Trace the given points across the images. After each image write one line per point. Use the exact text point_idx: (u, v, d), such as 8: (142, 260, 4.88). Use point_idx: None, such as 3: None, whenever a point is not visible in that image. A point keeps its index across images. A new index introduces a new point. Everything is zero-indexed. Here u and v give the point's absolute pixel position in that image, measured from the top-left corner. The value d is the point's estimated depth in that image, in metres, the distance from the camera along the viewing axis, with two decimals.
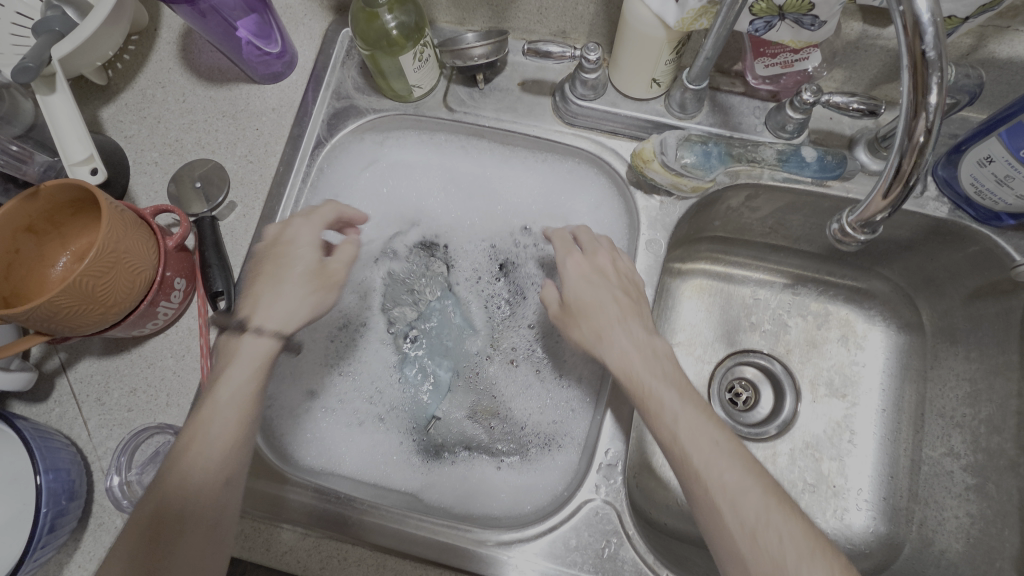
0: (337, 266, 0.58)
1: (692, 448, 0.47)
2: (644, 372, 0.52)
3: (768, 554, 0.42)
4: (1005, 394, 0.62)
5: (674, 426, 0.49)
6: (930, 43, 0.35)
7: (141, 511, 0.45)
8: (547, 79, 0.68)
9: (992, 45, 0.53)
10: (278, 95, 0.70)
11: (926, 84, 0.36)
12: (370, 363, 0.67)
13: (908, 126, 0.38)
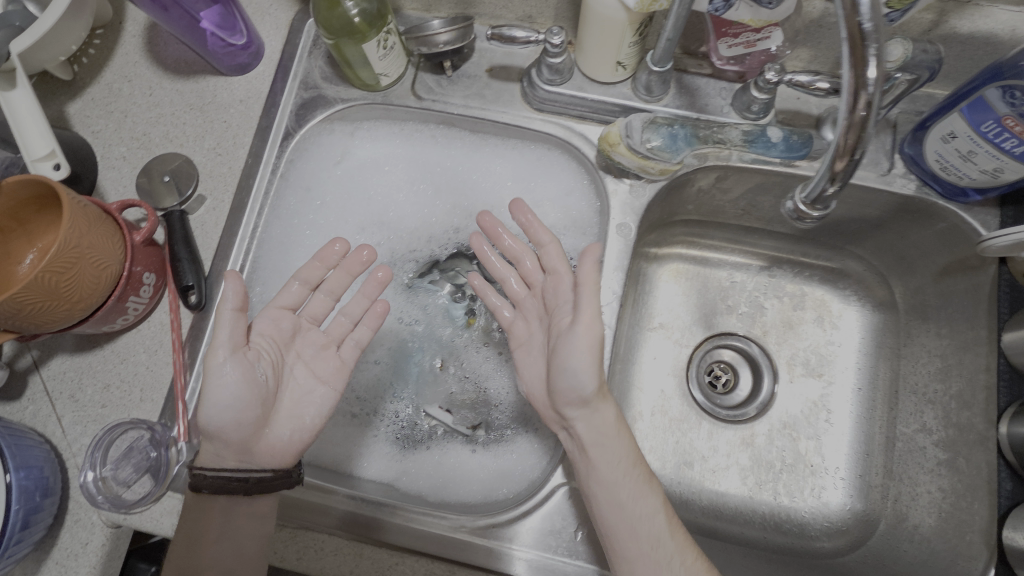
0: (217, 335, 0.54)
1: (648, 537, 0.51)
2: (620, 441, 0.55)
3: None
4: (974, 368, 0.61)
5: (652, 505, 0.53)
6: (866, 15, 0.35)
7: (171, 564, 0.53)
8: (514, 64, 0.68)
9: (954, 20, 0.53)
10: (244, 87, 0.69)
11: (864, 57, 0.36)
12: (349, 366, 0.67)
13: (853, 98, 0.38)
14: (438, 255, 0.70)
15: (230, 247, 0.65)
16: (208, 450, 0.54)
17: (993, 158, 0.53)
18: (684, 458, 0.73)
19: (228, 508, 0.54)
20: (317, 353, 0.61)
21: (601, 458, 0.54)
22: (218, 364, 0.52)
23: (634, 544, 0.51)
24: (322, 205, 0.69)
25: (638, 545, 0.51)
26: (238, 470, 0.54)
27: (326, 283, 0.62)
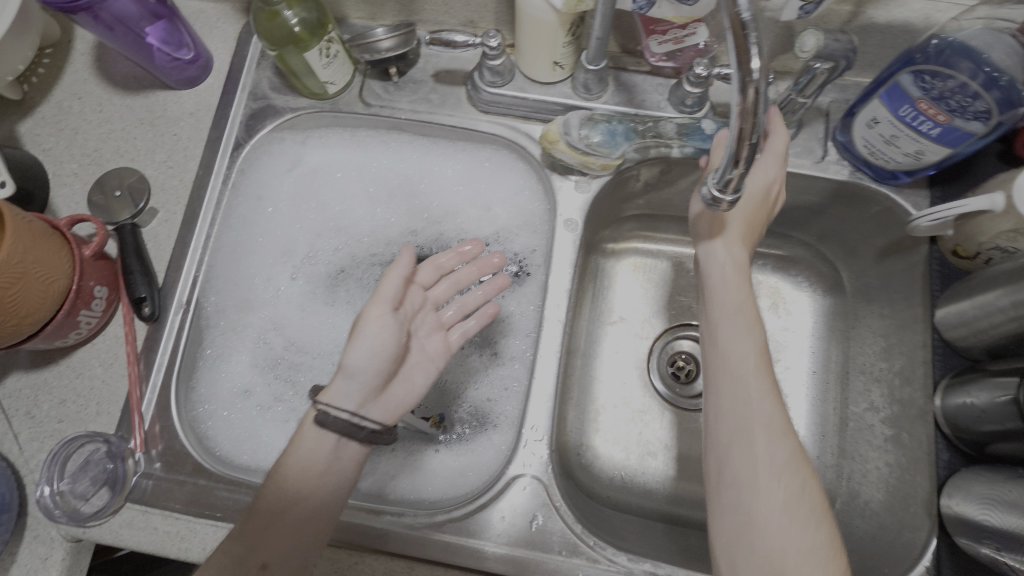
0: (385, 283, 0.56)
1: (743, 382, 0.53)
2: (736, 287, 0.57)
3: (772, 481, 0.49)
4: (913, 345, 0.62)
5: (747, 359, 0.54)
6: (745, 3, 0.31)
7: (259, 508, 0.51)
8: (459, 68, 0.69)
9: (871, 10, 0.56)
10: (194, 100, 0.70)
11: (747, 46, 0.32)
12: (317, 368, 0.66)
13: (741, 83, 0.33)
14: (399, 256, 0.70)
15: (183, 258, 0.65)
16: (336, 388, 0.54)
17: (915, 142, 0.54)
18: (647, 448, 0.74)
19: (320, 463, 0.52)
20: (431, 333, 0.60)
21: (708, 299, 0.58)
22: (373, 318, 0.55)
23: (728, 383, 0.54)
24: (275, 214, 0.70)
25: (730, 386, 0.54)
26: (358, 415, 0.54)
27: (457, 272, 0.63)
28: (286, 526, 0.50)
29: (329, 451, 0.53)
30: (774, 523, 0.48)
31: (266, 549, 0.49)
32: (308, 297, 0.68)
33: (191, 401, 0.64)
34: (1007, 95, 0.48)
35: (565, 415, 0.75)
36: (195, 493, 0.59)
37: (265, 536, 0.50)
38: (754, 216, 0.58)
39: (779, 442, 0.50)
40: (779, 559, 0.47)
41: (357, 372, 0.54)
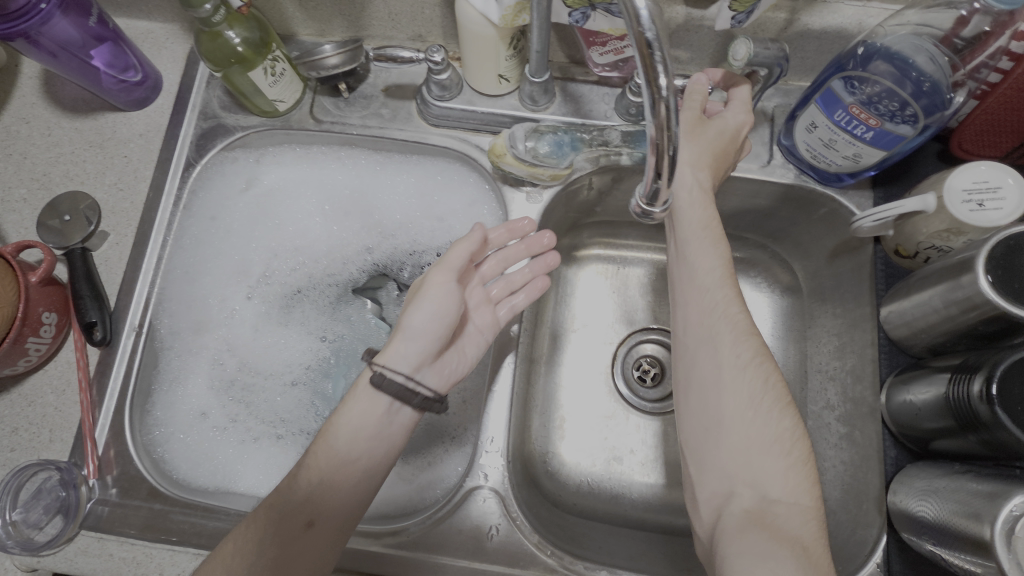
0: (451, 254, 0.56)
1: (707, 287, 0.55)
2: (700, 206, 0.56)
3: (735, 380, 0.51)
4: (863, 343, 0.63)
5: (710, 272, 0.55)
6: (647, 24, 0.32)
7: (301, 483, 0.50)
8: (409, 82, 0.69)
9: (805, 17, 0.57)
10: (144, 121, 0.70)
11: (653, 66, 0.33)
12: (269, 389, 0.66)
13: (652, 98, 0.35)
14: (356, 277, 0.70)
15: (135, 281, 0.65)
16: (394, 350, 0.54)
17: (851, 145, 0.55)
18: (613, 453, 0.75)
19: (367, 428, 0.53)
20: (480, 307, 0.61)
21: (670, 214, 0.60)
22: (437, 286, 0.55)
23: (694, 291, 0.55)
24: (229, 233, 0.69)
25: (693, 291, 0.55)
26: (411, 379, 0.54)
27: (504, 247, 0.63)
28: (334, 497, 0.50)
29: (378, 415, 0.53)
30: (740, 415, 0.50)
31: (311, 508, 0.49)
32: (263, 316, 0.68)
33: (146, 425, 0.63)
34: (931, 100, 0.51)
35: (530, 423, 0.75)
36: (149, 518, 0.58)
37: (316, 498, 0.49)
38: (723, 149, 0.56)
39: (743, 342, 0.52)
40: (744, 449, 0.49)
41: (418, 336, 0.54)
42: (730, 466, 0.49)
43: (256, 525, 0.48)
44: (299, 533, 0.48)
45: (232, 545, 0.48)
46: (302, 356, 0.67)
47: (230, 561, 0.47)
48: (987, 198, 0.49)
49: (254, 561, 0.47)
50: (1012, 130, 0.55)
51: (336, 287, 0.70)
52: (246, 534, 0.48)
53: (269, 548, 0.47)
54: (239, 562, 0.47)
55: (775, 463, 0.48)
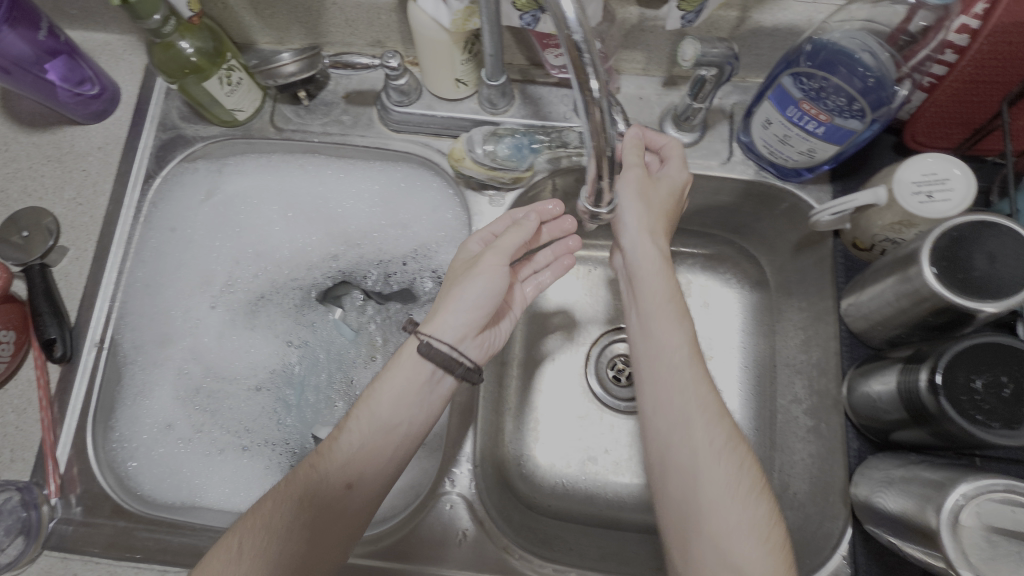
0: (507, 237, 0.56)
1: (676, 370, 0.54)
2: (661, 277, 0.57)
3: (709, 463, 0.50)
4: (827, 336, 0.63)
5: (675, 350, 0.54)
6: (575, 28, 0.33)
7: (347, 440, 0.53)
8: (369, 89, 0.69)
9: (757, 14, 0.57)
10: (103, 134, 0.69)
11: (583, 68, 0.34)
12: (235, 395, 0.65)
13: (585, 102, 0.36)
14: (318, 283, 0.70)
15: (95, 296, 0.65)
16: (442, 320, 0.55)
17: (806, 140, 0.56)
18: (587, 453, 0.74)
19: (408, 396, 0.55)
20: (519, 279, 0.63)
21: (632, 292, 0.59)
22: (485, 268, 0.55)
23: (660, 366, 0.55)
24: (192, 243, 0.69)
25: (658, 371, 0.54)
26: (456, 350, 0.55)
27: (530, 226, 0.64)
28: (378, 462, 0.53)
29: (423, 379, 0.55)
30: (716, 501, 0.49)
31: (352, 470, 0.52)
32: (228, 323, 0.67)
33: (109, 441, 0.63)
34: (877, 96, 0.52)
35: (503, 426, 0.74)
36: (114, 536, 0.57)
37: (359, 459, 0.52)
38: (670, 208, 0.59)
39: (716, 423, 0.51)
40: (725, 538, 0.48)
41: (468, 311, 0.55)
42: (714, 554, 0.47)
43: (298, 484, 0.50)
44: (340, 493, 0.51)
45: (275, 499, 0.50)
46: (266, 359, 0.67)
47: (272, 513, 0.49)
48: (936, 190, 0.49)
49: (292, 521, 0.49)
50: (963, 122, 0.56)
51: (301, 292, 0.69)
52: (288, 491, 0.50)
53: (310, 505, 0.50)
54: (280, 516, 0.49)
55: (758, 548, 0.47)
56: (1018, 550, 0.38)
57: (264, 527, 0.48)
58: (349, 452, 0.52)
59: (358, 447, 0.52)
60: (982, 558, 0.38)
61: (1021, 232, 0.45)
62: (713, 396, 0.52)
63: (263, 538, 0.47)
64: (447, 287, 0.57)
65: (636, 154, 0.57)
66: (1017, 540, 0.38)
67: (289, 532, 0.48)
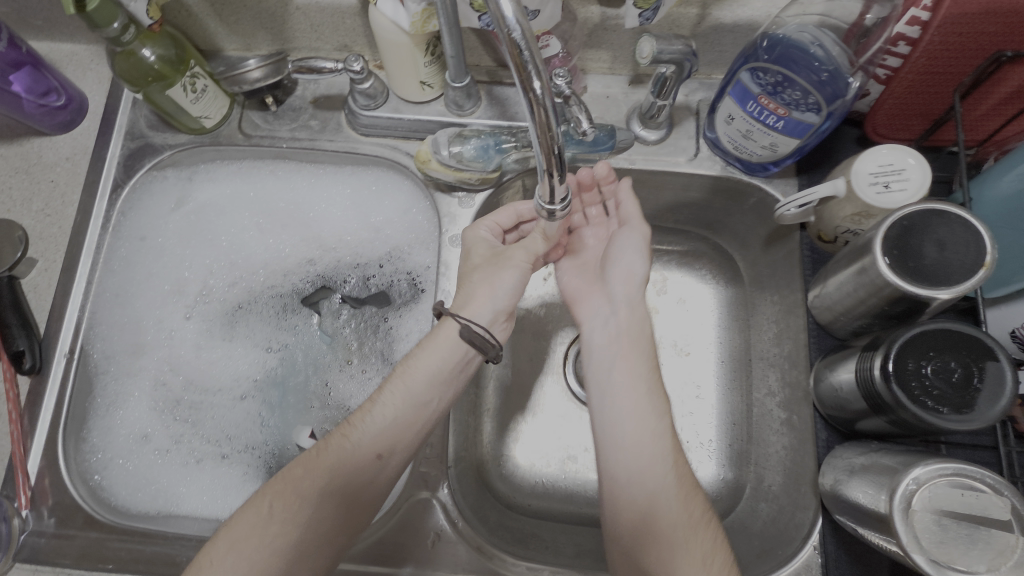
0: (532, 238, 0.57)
1: (651, 438, 0.52)
2: (645, 343, 0.57)
3: (683, 541, 0.48)
4: (797, 329, 0.63)
5: (658, 420, 0.53)
6: (514, 28, 0.35)
7: (387, 406, 0.53)
8: (337, 93, 0.69)
9: (716, 11, 0.58)
10: (70, 144, 0.69)
11: (523, 65, 0.36)
12: (217, 404, 0.65)
13: (529, 101, 0.38)
14: (297, 289, 0.69)
15: (65, 306, 0.65)
16: (477, 305, 0.56)
17: (767, 135, 0.56)
18: (567, 452, 0.71)
19: (439, 374, 0.55)
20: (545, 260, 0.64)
21: (613, 355, 0.58)
22: (515, 261, 0.57)
23: (638, 431, 0.53)
24: (164, 251, 0.68)
25: (636, 438, 0.53)
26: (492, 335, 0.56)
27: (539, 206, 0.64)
28: (411, 431, 0.54)
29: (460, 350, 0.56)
30: None
31: (382, 442, 0.52)
32: (205, 334, 0.67)
33: (81, 452, 0.62)
34: (833, 89, 0.52)
35: (481, 426, 0.71)
36: (85, 547, 0.57)
37: (392, 430, 0.53)
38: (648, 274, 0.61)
39: (691, 500, 0.50)
40: None
41: (502, 297, 0.57)
42: None
43: (328, 456, 0.51)
44: (369, 464, 0.52)
45: (307, 466, 0.51)
46: (248, 368, 0.66)
47: (304, 479, 0.50)
48: (892, 180, 0.50)
49: (326, 486, 0.50)
50: (922, 113, 0.57)
51: (275, 296, 0.69)
52: (319, 458, 0.51)
53: (342, 473, 0.51)
54: (309, 485, 0.50)
55: None
56: (967, 533, 0.40)
57: (295, 492, 0.50)
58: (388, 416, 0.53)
59: (395, 414, 0.53)
60: (933, 542, 0.40)
61: (969, 218, 0.45)
62: (686, 469, 0.52)
63: (294, 504, 0.49)
64: (473, 273, 0.58)
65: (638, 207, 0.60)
66: (967, 523, 0.40)
67: (320, 498, 0.50)
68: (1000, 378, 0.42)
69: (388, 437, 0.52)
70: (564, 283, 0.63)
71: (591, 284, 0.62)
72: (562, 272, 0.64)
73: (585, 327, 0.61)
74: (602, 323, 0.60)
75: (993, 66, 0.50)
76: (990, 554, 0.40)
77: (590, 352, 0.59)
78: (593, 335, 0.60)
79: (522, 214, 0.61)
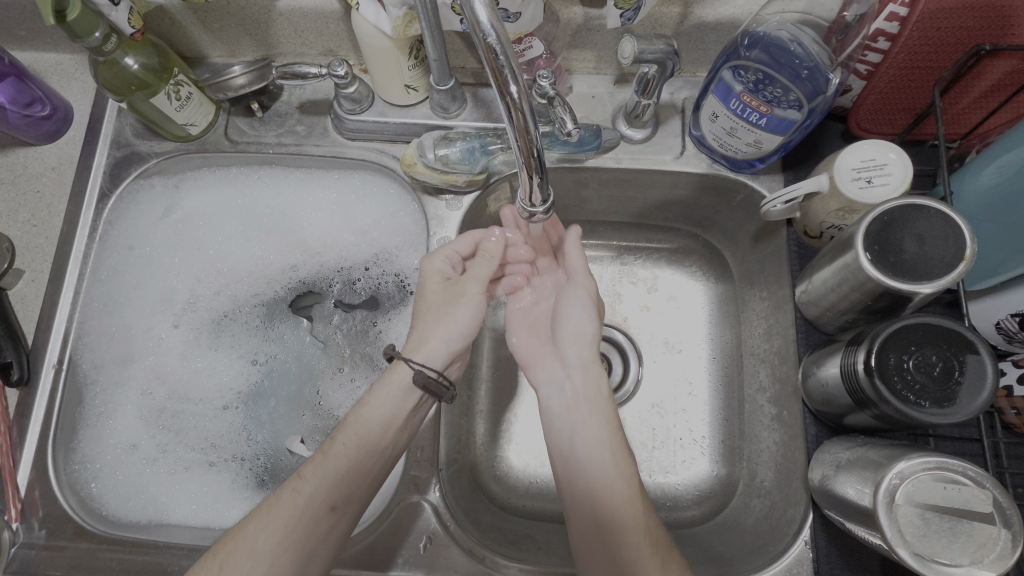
0: (470, 280, 0.60)
1: (618, 503, 0.51)
2: (603, 405, 0.57)
3: None
4: (785, 324, 0.63)
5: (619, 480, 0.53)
6: (490, 32, 0.35)
7: (339, 452, 0.53)
8: (323, 98, 0.69)
9: (699, 10, 0.58)
10: (56, 154, 0.69)
11: (500, 69, 0.36)
12: (201, 414, 0.65)
13: (506, 105, 0.38)
14: (281, 296, 0.69)
15: (53, 317, 0.65)
16: (432, 347, 0.57)
17: (751, 132, 0.56)
18: None
19: (391, 419, 0.55)
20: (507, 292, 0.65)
21: (572, 420, 0.57)
22: (470, 297, 0.59)
23: (599, 497, 0.52)
24: (150, 260, 0.68)
25: (600, 488, 0.52)
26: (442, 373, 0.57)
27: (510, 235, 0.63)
28: (366, 483, 0.53)
29: (409, 395, 0.56)
30: None
31: (333, 492, 0.51)
32: (191, 343, 0.67)
33: (71, 462, 0.62)
34: (814, 85, 0.53)
35: (473, 428, 0.71)
36: (76, 557, 0.57)
37: (345, 481, 0.52)
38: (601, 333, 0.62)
39: (663, 560, 0.49)
40: None
41: (456, 341, 0.58)
42: None
43: (282, 508, 0.50)
44: (323, 516, 0.51)
45: (257, 522, 0.50)
46: (232, 378, 0.66)
47: (256, 540, 0.49)
48: (875, 175, 0.51)
49: (283, 539, 0.49)
50: (904, 108, 0.57)
51: (262, 302, 0.69)
52: (270, 514, 0.50)
53: (294, 527, 0.49)
54: (262, 542, 0.49)
55: None
56: (949, 525, 0.40)
57: (246, 555, 0.48)
58: (344, 465, 0.52)
59: (350, 462, 0.52)
60: (917, 536, 0.40)
61: (949, 213, 0.46)
62: (656, 529, 0.51)
63: (245, 569, 0.47)
64: (429, 313, 0.59)
65: (583, 261, 0.62)
66: (949, 516, 0.40)
67: (274, 557, 0.48)
68: (981, 372, 0.43)
69: (341, 489, 0.52)
70: (516, 348, 0.62)
71: (542, 348, 0.62)
72: (514, 334, 0.63)
73: (541, 393, 0.60)
74: (557, 389, 0.59)
75: (972, 60, 0.50)
76: (972, 547, 0.40)
77: (549, 419, 0.58)
78: (548, 401, 0.59)
79: (480, 240, 0.62)
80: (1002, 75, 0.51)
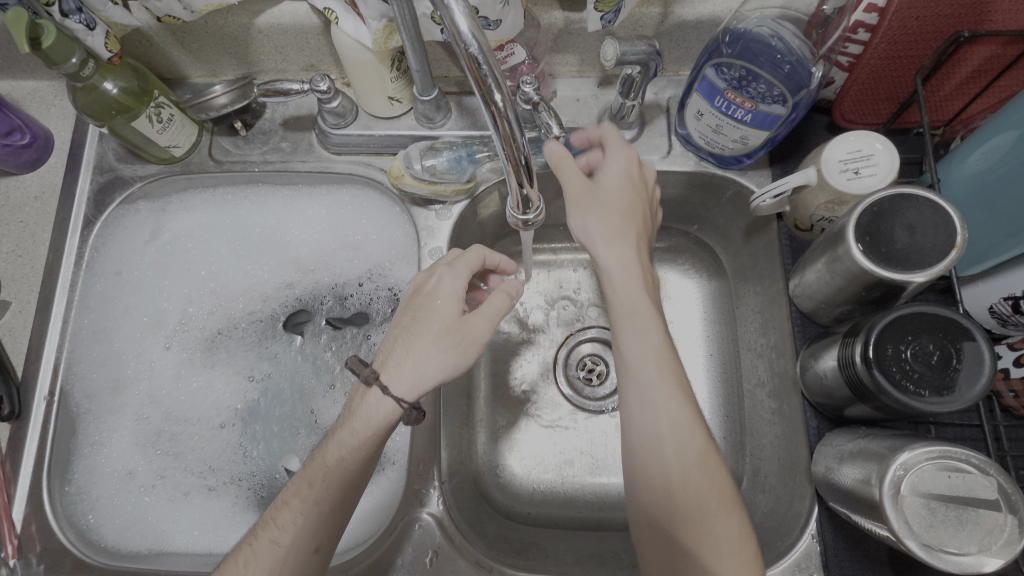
0: (478, 323, 0.51)
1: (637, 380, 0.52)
2: (635, 290, 0.53)
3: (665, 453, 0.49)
4: (780, 318, 0.63)
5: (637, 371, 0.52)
6: (470, 40, 0.35)
7: (314, 492, 0.49)
8: (306, 114, 0.69)
9: (678, 9, 0.58)
10: (38, 183, 0.68)
11: (483, 77, 0.36)
12: (195, 435, 0.64)
13: (491, 114, 0.38)
14: (272, 313, 0.68)
15: (42, 347, 0.64)
16: (402, 379, 0.49)
17: (737, 128, 0.56)
18: (563, 457, 0.70)
19: (368, 446, 0.50)
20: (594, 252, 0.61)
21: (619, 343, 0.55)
22: (470, 346, 0.50)
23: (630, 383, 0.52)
24: (139, 284, 0.67)
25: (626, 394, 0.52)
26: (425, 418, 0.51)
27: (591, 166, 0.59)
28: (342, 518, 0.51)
29: (384, 426, 0.50)
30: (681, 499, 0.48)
31: (317, 536, 0.49)
32: (184, 363, 0.66)
33: (66, 493, 0.61)
34: (797, 79, 0.54)
35: (474, 437, 0.71)
36: None
37: (323, 522, 0.49)
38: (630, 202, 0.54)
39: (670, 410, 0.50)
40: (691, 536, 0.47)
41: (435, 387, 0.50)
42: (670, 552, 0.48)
43: (263, 559, 0.48)
44: (307, 559, 0.49)
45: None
46: (228, 397, 0.66)
47: None
48: (862, 166, 0.51)
49: None
50: (888, 97, 0.58)
51: (252, 321, 0.68)
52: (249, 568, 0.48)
53: None
54: None
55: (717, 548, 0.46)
56: (954, 514, 0.40)
57: None
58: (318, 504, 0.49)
59: (326, 500, 0.49)
60: (924, 526, 0.40)
61: (939, 201, 0.46)
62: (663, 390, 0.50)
63: None
64: (423, 337, 0.50)
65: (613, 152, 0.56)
66: (955, 505, 0.40)
67: None
68: (978, 359, 0.43)
69: (318, 524, 0.49)
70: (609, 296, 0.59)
71: None
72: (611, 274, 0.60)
73: None
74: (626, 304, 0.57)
75: (952, 47, 0.51)
76: (979, 534, 0.40)
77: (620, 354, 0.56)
78: None
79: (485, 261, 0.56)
80: (982, 61, 0.52)
